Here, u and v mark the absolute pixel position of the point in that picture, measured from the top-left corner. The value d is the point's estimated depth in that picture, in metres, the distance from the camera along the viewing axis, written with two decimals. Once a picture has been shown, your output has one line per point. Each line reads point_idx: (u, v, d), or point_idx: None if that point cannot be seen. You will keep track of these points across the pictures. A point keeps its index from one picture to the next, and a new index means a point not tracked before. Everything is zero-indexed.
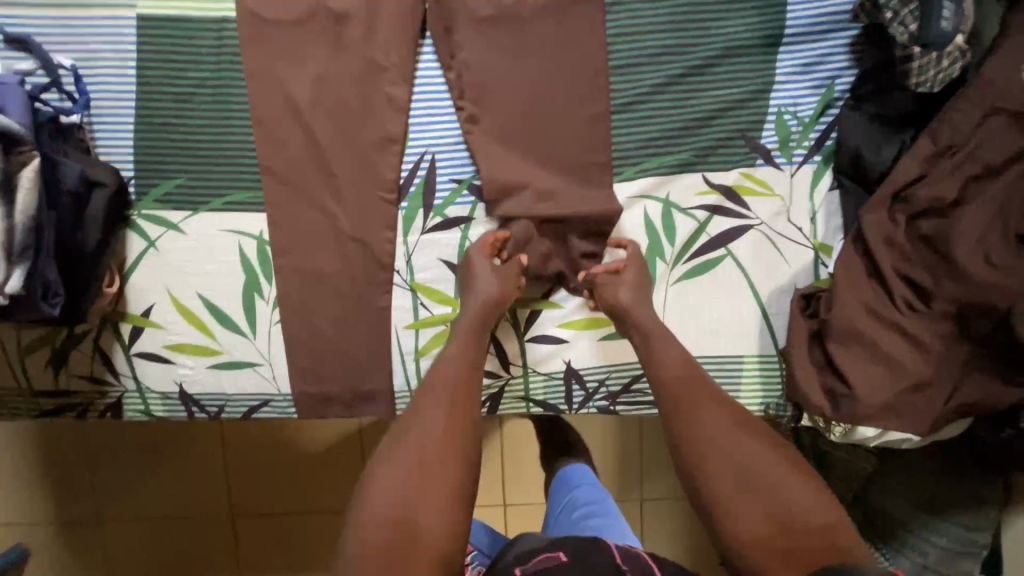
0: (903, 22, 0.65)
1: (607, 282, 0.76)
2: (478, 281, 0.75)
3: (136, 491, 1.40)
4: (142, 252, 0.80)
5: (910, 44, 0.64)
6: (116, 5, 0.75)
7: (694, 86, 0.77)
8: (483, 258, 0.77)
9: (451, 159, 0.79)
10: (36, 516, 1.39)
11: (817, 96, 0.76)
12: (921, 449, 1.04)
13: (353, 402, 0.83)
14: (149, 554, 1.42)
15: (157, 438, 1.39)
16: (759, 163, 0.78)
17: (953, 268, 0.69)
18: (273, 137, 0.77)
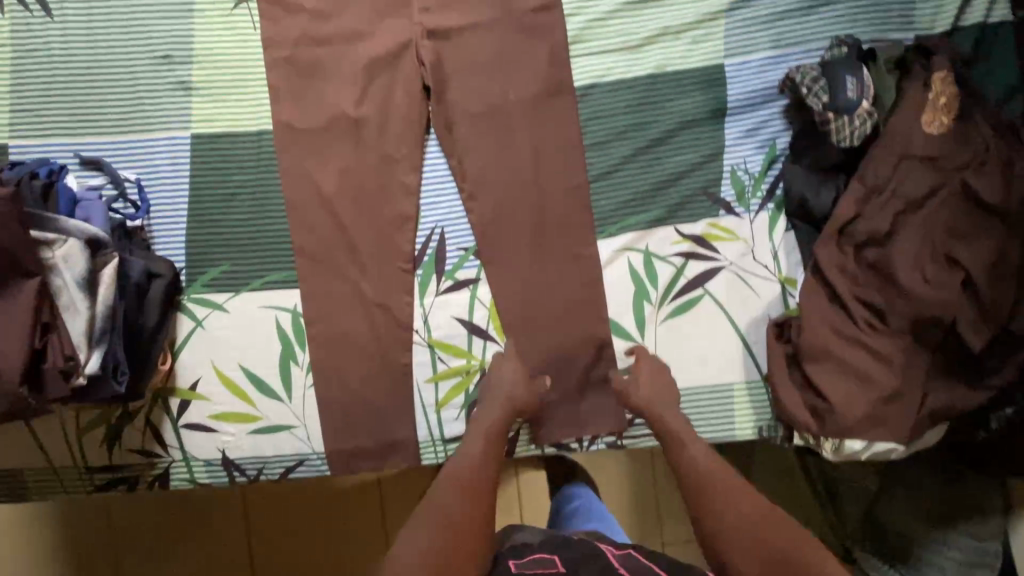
0: (817, 95, 0.81)
1: (629, 385, 0.87)
2: (501, 372, 0.88)
3: None
4: (191, 331, 0.91)
5: (825, 111, 0.80)
6: (172, 127, 0.90)
7: (657, 154, 0.91)
8: (505, 360, 0.89)
9: (457, 230, 0.92)
10: None
11: (762, 154, 0.90)
12: (919, 464, 1.08)
13: (381, 454, 0.91)
14: None
15: None
16: (721, 213, 0.90)
17: (899, 290, 0.81)
18: (305, 224, 0.90)
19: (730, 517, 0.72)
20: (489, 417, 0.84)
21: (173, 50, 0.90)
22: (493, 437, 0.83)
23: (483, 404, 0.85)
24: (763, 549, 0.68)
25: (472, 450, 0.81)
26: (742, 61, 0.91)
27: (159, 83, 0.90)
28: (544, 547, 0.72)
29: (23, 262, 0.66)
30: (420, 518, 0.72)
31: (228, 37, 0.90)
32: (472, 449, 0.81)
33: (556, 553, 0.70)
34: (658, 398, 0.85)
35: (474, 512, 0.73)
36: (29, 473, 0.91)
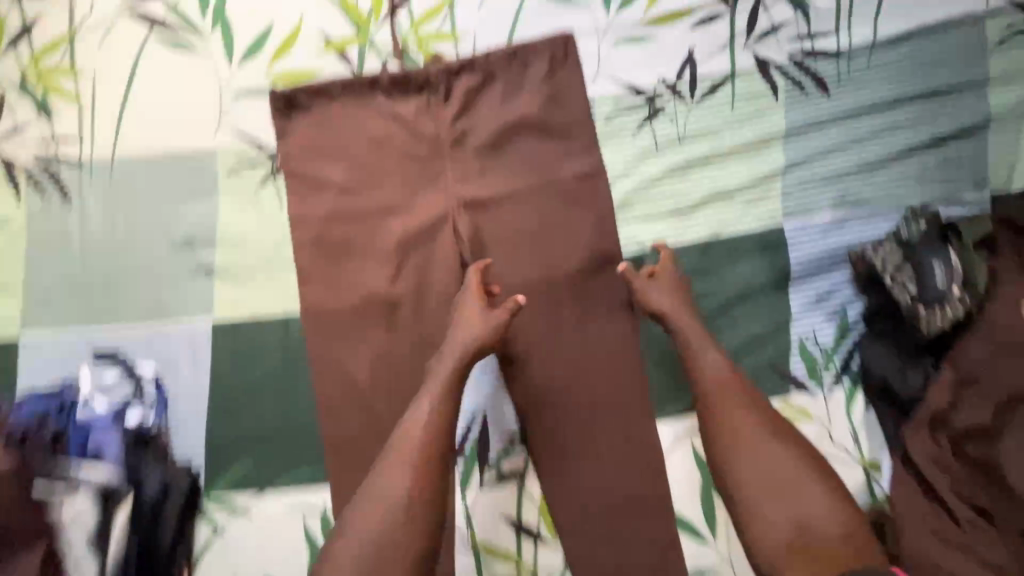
0: (903, 285, 0.77)
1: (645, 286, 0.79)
2: (465, 326, 0.76)
3: None
4: (208, 539, 0.80)
5: (913, 304, 0.76)
6: (194, 314, 0.85)
7: (718, 327, 0.83)
8: (472, 304, 0.78)
9: (502, 415, 0.84)
10: None
11: (833, 325, 0.82)
12: None
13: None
14: None
15: None
16: (793, 390, 0.82)
17: (1007, 491, 0.72)
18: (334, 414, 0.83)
19: (762, 488, 0.69)
20: (459, 333, 0.76)
21: (196, 232, 0.86)
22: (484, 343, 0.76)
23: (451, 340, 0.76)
24: (796, 532, 0.66)
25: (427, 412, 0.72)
26: (803, 222, 0.84)
27: (179, 267, 0.85)
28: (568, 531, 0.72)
29: None
30: (382, 466, 0.70)
31: (256, 217, 0.86)
32: (445, 367, 0.74)
33: None
34: (681, 304, 0.79)
35: (422, 483, 0.68)
36: None
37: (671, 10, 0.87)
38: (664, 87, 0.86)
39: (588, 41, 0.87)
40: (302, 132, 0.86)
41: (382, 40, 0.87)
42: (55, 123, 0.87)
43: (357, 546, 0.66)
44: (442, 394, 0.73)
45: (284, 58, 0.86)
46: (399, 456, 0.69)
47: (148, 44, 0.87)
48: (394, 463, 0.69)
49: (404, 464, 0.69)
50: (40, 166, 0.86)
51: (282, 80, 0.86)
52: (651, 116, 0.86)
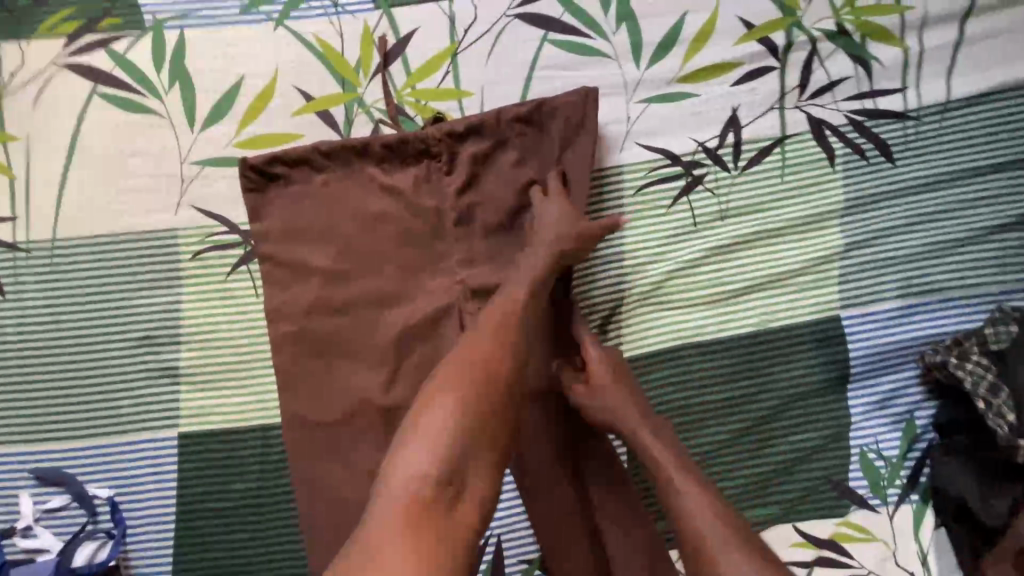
0: (999, 411, 0.66)
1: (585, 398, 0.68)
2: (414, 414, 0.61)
3: None
4: None
5: (1013, 436, 0.64)
6: (154, 426, 0.72)
7: (767, 433, 0.73)
8: (546, 200, 0.71)
9: (519, 537, 0.73)
10: None
11: (898, 432, 0.72)
12: None
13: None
14: None
15: None
16: (853, 508, 0.71)
17: None
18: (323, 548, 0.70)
19: None
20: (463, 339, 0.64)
21: (156, 329, 0.73)
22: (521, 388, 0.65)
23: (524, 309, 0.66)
24: None
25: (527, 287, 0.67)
26: (865, 313, 0.73)
27: (137, 371, 0.72)
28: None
29: None
30: (408, 433, 0.59)
31: (225, 309, 0.73)
32: (486, 342, 0.63)
33: None
34: (628, 402, 0.67)
35: (503, 383, 0.62)
36: None
37: (711, 62, 0.74)
38: (703, 152, 0.74)
39: (615, 99, 0.74)
40: (280, 209, 0.72)
41: (372, 99, 0.74)
42: None
43: (446, 424, 0.58)
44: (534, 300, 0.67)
45: (256, 119, 0.74)
46: (461, 382, 0.61)
47: (92, 102, 0.73)
48: (449, 390, 0.60)
49: (484, 396, 0.60)
50: None
51: (252, 145, 0.74)
52: (689, 187, 0.74)
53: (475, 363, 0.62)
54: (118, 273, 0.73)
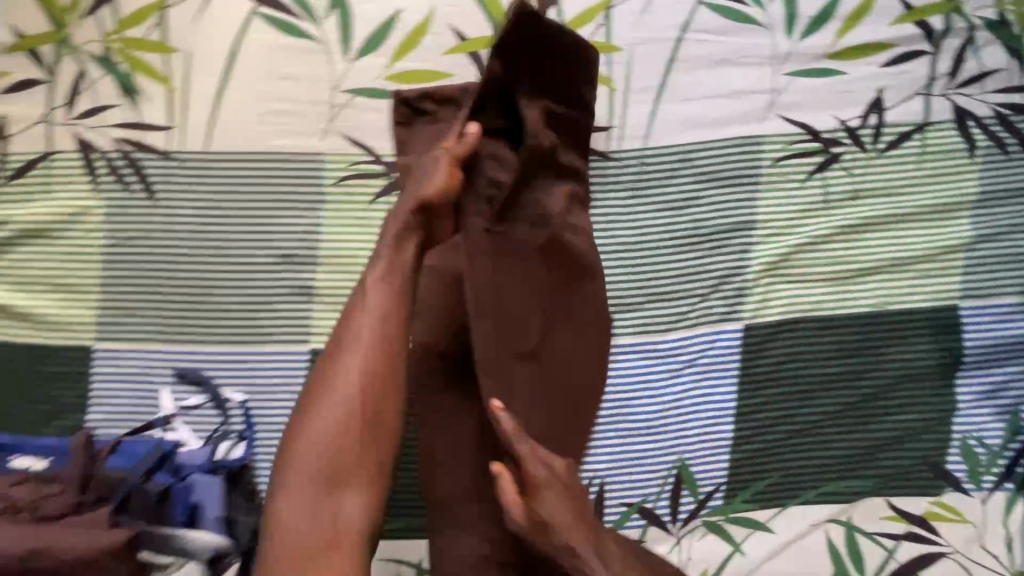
0: None
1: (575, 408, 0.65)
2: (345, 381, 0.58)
3: None
4: None
5: None
6: (288, 340, 0.75)
7: (873, 411, 0.75)
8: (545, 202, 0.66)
9: (622, 481, 0.76)
10: None
11: (1002, 423, 0.74)
12: None
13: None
14: None
15: None
16: (947, 489, 0.74)
17: None
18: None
19: None
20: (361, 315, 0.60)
21: (295, 249, 0.76)
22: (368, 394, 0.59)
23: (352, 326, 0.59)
24: None
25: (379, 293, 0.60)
26: (983, 305, 0.75)
27: (277, 287, 0.76)
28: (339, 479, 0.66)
29: None
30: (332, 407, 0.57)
31: (363, 236, 0.76)
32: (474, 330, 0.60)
33: None
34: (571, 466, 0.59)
35: (376, 389, 0.58)
36: None
37: (866, 42, 0.75)
38: (844, 131, 0.75)
39: (763, 68, 0.75)
40: (423, 144, 0.72)
41: None
42: (139, 105, 0.75)
43: (342, 412, 0.57)
44: (407, 289, 0.61)
45: (409, 54, 0.75)
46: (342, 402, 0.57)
47: (252, 22, 0.75)
48: (346, 375, 0.58)
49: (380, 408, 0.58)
50: (122, 155, 0.75)
51: (403, 80, 0.75)
52: (826, 165, 0.75)
53: (351, 374, 0.58)
54: (263, 191, 0.75)
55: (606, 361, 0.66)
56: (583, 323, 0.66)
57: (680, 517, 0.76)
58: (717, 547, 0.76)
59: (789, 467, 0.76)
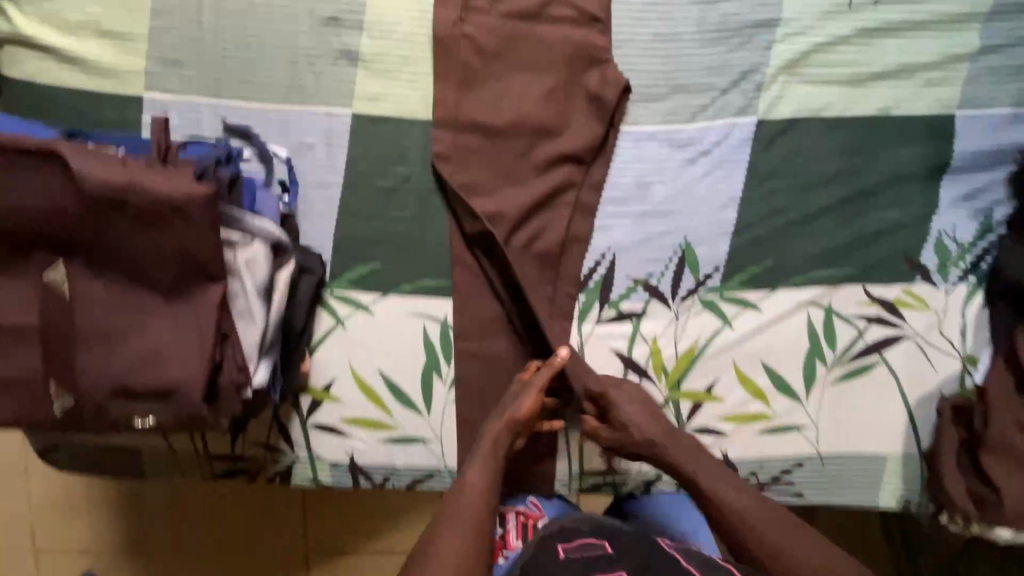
0: None
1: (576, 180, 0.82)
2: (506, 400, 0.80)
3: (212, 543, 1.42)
4: (330, 330, 0.84)
5: None
6: (331, 102, 0.79)
7: (863, 207, 0.83)
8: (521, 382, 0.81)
9: (631, 259, 0.84)
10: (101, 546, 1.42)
11: (975, 223, 0.83)
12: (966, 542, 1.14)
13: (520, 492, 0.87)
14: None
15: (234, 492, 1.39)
16: (917, 280, 0.84)
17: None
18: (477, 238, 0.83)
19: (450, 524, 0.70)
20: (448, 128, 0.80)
21: (341, 12, 0.78)
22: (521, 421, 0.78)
23: (503, 409, 0.79)
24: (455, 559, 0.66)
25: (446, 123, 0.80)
26: (980, 114, 0.81)
27: (320, 50, 0.79)
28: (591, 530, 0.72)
29: (210, 267, 0.58)
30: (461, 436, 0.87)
31: (408, 5, 0.79)
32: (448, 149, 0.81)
33: (605, 539, 0.69)
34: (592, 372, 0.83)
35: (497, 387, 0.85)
36: (151, 453, 0.87)
37: None
38: None
39: None
40: None
41: None
42: None
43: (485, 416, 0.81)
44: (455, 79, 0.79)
45: None
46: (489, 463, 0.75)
47: None
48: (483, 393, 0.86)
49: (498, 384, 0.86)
50: None
51: None
52: None
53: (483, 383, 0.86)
54: None
55: (598, 139, 0.81)
56: (590, 105, 0.81)
57: (679, 294, 0.85)
58: (710, 322, 0.86)
59: (781, 255, 0.84)
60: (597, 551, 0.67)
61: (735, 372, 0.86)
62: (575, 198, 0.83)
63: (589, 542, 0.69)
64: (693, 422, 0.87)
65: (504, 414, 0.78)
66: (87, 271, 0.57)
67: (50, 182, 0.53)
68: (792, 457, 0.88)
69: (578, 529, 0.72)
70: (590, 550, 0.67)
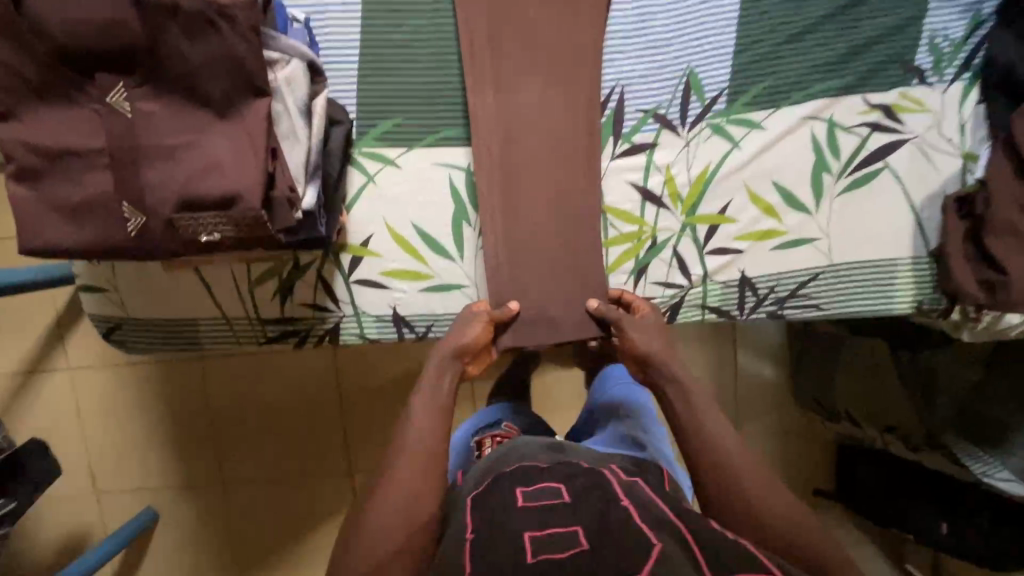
0: None
1: (579, 20, 0.88)
2: (459, 332, 0.85)
3: (279, 446, 1.64)
4: (362, 186, 0.89)
5: None
6: None
7: (855, 16, 0.87)
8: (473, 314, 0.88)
9: (639, 91, 0.90)
10: (187, 452, 1.65)
11: (965, 20, 0.87)
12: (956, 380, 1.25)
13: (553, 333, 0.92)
14: (267, 480, 1.65)
15: (298, 392, 1.62)
16: (914, 82, 0.88)
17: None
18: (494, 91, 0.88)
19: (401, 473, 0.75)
20: None
21: None
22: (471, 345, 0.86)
23: (450, 339, 0.85)
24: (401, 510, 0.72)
25: None
26: None
27: None
28: (553, 475, 0.72)
29: (255, 78, 0.64)
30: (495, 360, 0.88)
31: None
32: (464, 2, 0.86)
33: (563, 486, 0.69)
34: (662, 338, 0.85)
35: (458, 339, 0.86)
36: (206, 325, 0.93)
37: None
38: None
39: None
40: None
41: None
42: None
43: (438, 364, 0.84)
44: None
45: None
46: (433, 403, 0.79)
47: None
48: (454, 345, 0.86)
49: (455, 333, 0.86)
50: None
51: None
52: None
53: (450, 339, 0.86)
54: None
55: None
56: None
57: (688, 121, 0.90)
58: (718, 145, 0.90)
59: (780, 72, 0.88)
60: (554, 498, 0.67)
61: (746, 195, 0.91)
62: (580, 37, 0.88)
63: (548, 487, 0.70)
64: (710, 245, 0.92)
65: (450, 344, 0.84)
66: (145, 92, 0.63)
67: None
68: (805, 270, 0.93)
69: (544, 470, 0.74)
70: (547, 498, 0.68)
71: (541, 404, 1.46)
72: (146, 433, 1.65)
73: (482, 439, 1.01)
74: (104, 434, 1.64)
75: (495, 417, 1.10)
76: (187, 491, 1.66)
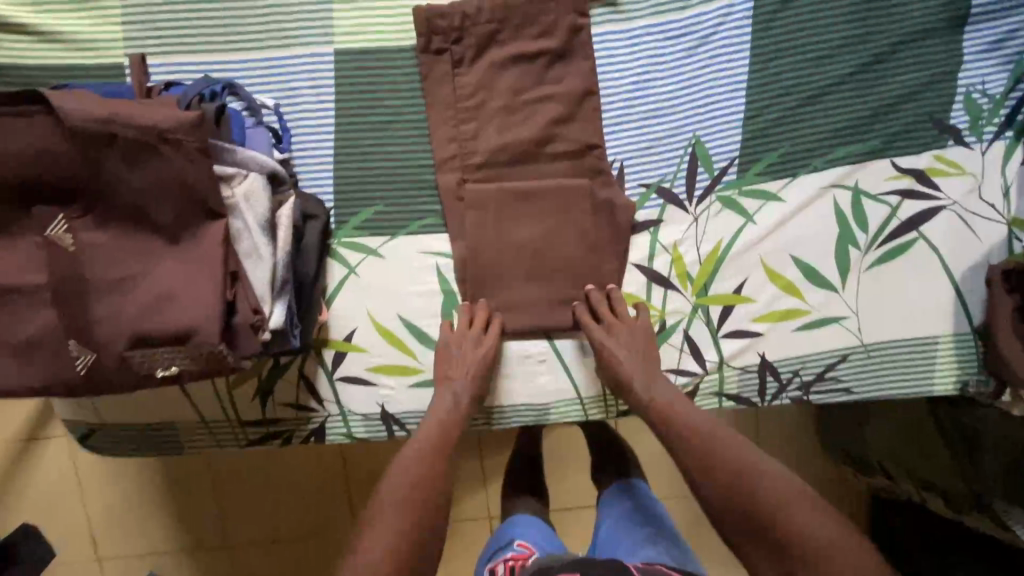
0: None
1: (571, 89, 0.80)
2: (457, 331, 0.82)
3: (280, 511, 1.58)
4: (343, 278, 0.82)
5: None
6: (315, 43, 0.79)
7: (879, 73, 0.78)
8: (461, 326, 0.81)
9: (640, 164, 0.82)
10: (187, 518, 1.59)
11: (1005, 72, 0.78)
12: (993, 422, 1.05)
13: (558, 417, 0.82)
14: (268, 546, 1.59)
15: (296, 457, 1.56)
16: (949, 143, 0.79)
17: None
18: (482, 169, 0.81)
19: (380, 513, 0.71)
20: (446, 55, 0.80)
21: None
22: (477, 374, 0.79)
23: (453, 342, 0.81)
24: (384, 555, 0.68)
25: (446, 49, 0.80)
26: None
27: None
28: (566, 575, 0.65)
29: (211, 200, 0.58)
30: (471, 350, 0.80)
31: None
32: (441, 82, 0.80)
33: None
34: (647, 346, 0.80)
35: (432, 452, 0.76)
36: (185, 427, 0.87)
37: None
38: None
39: None
40: None
41: None
42: None
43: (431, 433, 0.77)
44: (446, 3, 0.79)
45: None
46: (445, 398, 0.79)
47: None
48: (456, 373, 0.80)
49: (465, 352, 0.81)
50: None
51: None
52: None
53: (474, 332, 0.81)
54: None
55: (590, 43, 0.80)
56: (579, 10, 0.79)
57: (696, 195, 0.82)
58: (731, 220, 0.82)
59: (797, 137, 0.80)
60: None
61: (767, 280, 0.83)
62: (572, 106, 0.80)
63: None
64: (724, 327, 0.83)
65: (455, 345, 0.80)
66: (88, 221, 0.57)
67: (36, 127, 0.53)
68: (834, 351, 0.83)
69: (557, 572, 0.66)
70: None
71: (553, 464, 1.36)
72: (143, 499, 1.59)
73: (495, 564, 0.86)
74: (100, 500, 1.58)
75: (506, 536, 0.92)
76: (188, 557, 1.61)
